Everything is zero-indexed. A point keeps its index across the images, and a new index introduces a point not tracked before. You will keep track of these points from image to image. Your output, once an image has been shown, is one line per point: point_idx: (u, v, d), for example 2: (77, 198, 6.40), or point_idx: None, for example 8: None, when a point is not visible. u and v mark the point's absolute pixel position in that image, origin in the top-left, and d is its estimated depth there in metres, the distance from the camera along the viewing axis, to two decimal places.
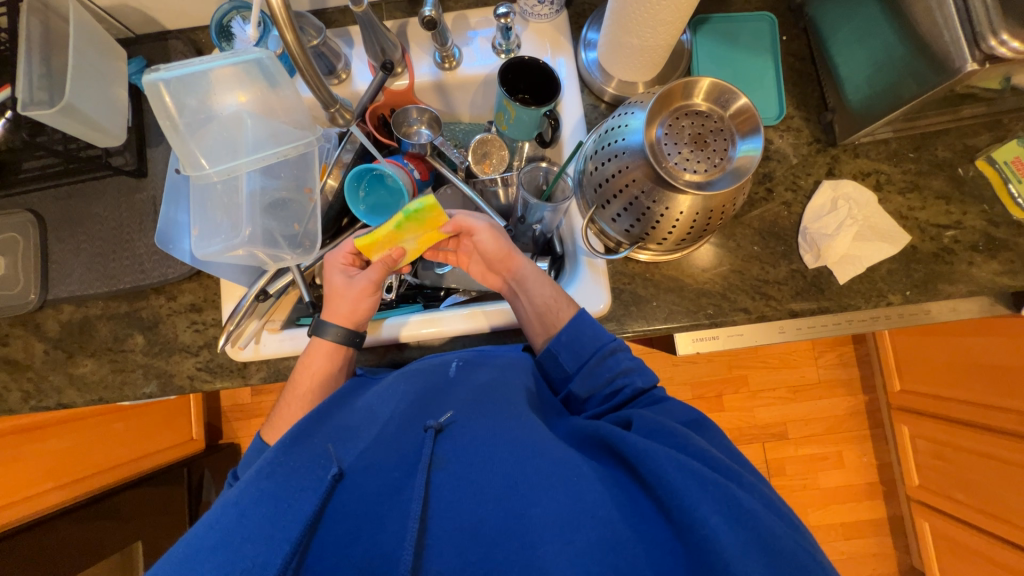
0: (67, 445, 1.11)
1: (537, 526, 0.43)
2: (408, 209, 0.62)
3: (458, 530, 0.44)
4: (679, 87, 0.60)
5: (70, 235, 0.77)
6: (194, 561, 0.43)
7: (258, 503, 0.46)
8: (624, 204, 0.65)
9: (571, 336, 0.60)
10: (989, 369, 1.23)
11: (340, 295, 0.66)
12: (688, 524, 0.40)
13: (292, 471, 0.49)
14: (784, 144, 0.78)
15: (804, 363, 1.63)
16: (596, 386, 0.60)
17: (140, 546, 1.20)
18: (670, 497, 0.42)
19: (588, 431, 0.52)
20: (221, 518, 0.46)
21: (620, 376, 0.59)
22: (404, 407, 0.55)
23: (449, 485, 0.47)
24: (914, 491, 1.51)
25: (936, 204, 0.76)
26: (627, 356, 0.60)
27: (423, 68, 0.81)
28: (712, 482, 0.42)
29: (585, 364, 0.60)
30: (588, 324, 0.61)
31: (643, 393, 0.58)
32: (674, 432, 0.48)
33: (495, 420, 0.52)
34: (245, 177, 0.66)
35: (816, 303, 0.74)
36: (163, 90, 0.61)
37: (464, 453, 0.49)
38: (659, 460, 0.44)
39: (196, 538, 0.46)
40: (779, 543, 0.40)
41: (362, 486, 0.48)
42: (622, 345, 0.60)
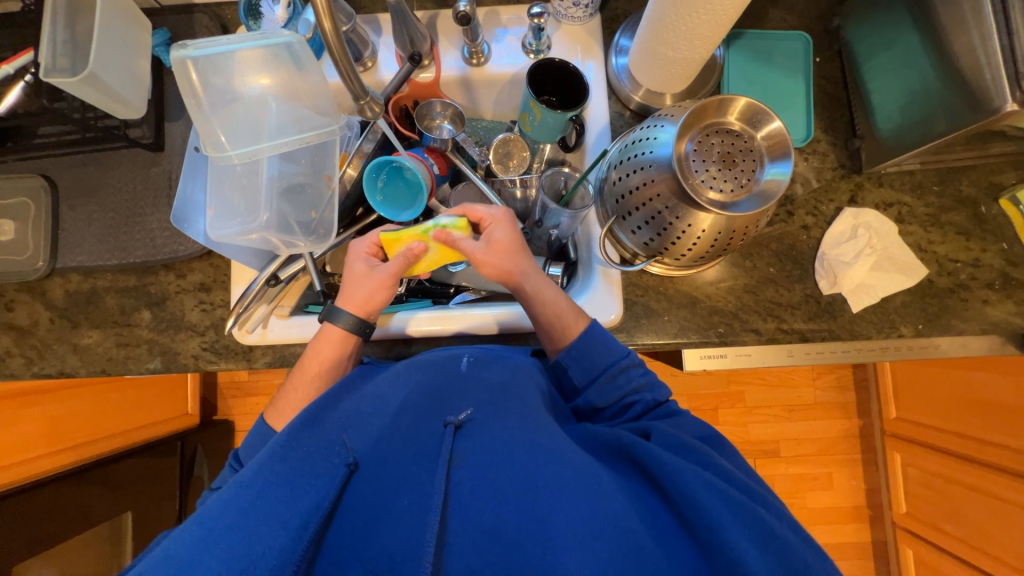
0: (64, 411, 1.10)
1: (558, 532, 0.42)
2: (440, 221, 0.66)
3: (476, 529, 0.44)
4: (714, 104, 0.60)
5: (83, 204, 0.77)
6: (208, 539, 0.43)
7: (274, 486, 0.46)
8: (646, 217, 0.65)
9: (582, 351, 0.60)
10: (990, 405, 1.23)
11: (359, 281, 0.66)
12: (716, 546, 0.40)
13: (308, 456, 0.49)
14: (808, 167, 0.77)
15: (802, 384, 1.63)
16: (608, 400, 0.59)
17: (129, 517, 1.21)
18: (697, 515, 0.42)
19: (604, 439, 0.52)
20: (233, 499, 0.46)
21: (630, 393, 0.59)
22: (422, 400, 0.55)
23: (468, 483, 0.47)
24: (901, 518, 1.52)
25: (956, 239, 0.75)
26: (638, 374, 0.60)
27: (450, 62, 0.79)
28: (740, 504, 0.42)
29: (594, 380, 0.60)
30: (600, 338, 0.60)
31: (654, 406, 0.59)
32: (694, 448, 0.49)
33: (516, 421, 0.52)
34: (266, 162, 0.65)
35: (827, 328, 0.74)
36: (191, 68, 0.60)
37: (484, 452, 0.49)
38: (683, 475, 0.44)
39: (206, 517, 0.45)
40: (807, 570, 0.41)
41: (377, 478, 0.48)
42: (634, 362, 0.60)
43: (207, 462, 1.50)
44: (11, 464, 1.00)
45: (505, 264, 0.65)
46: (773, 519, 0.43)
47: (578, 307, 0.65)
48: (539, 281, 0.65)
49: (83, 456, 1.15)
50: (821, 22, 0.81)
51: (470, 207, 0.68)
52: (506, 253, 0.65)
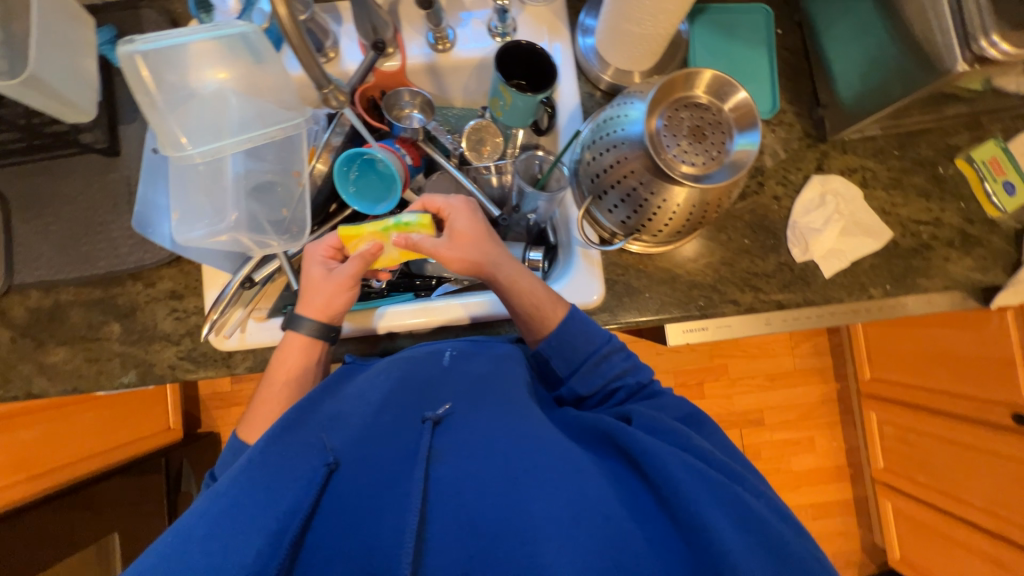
0: (36, 436, 1.05)
1: (539, 521, 0.43)
2: (401, 220, 0.66)
3: (456, 523, 0.44)
4: (680, 78, 0.61)
5: (37, 216, 0.73)
6: (183, 550, 0.42)
7: (251, 493, 0.46)
8: (622, 195, 0.65)
9: (560, 341, 0.61)
10: (954, 359, 1.30)
11: (317, 286, 0.64)
12: (696, 527, 0.42)
13: (286, 460, 0.48)
14: (776, 139, 0.79)
15: (781, 352, 1.68)
16: (594, 388, 0.60)
17: (116, 537, 1.19)
18: (676, 497, 0.44)
19: (588, 425, 0.54)
20: (210, 509, 0.45)
21: (613, 379, 0.60)
22: (403, 398, 0.55)
23: (448, 478, 0.47)
24: (880, 473, 1.59)
25: (917, 201, 0.78)
26: (621, 359, 0.61)
27: (415, 50, 0.78)
28: (717, 484, 0.45)
29: (577, 369, 0.60)
30: (580, 326, 0.61)
31: (638, 389, 0.59)
32: (672, 429, 0.51)
33: (497, 413, 0.53)
34: (230, 159, 0.63)
35: (801, 295, 0.76)
36: (140, 63, 0.57)
37: (463, 447, 0.49)
38: (663, 458, 0.46)
39: (181, 528, 0.44)
40: (785, 545, 0.43)
41: (356, 478, 0.48)
42: (613, 348, 0.61)
43: None
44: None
45: (472, 254, 0.64)
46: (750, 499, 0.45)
47: (557, 295, 0.65)
48: (510, 271, 0.64)
49: (58, 481, 1.10)
50: None
51: (430, 200, 0.68)
52: (470, 244, 0.64)
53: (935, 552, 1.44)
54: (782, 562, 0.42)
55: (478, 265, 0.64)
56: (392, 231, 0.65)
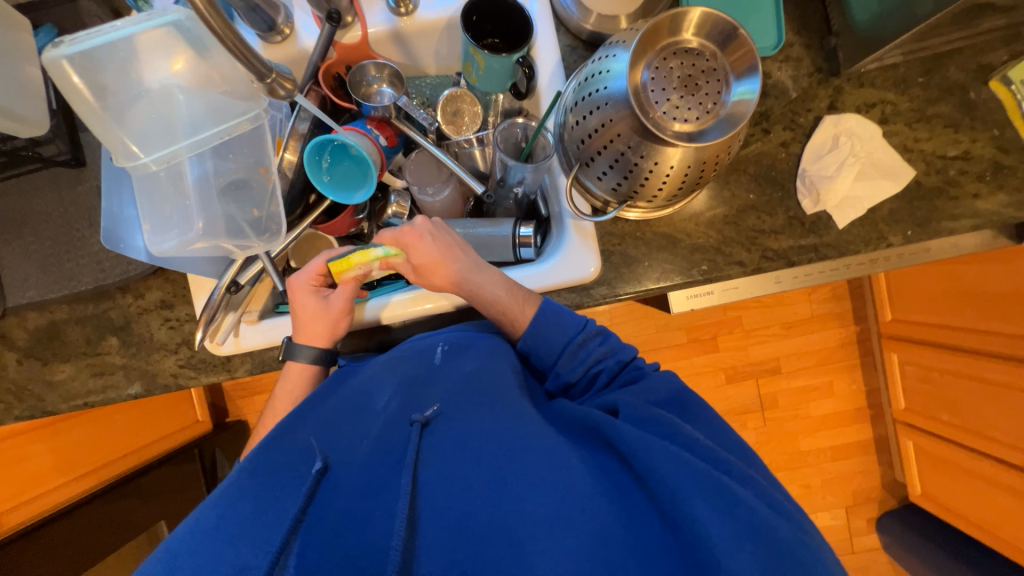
0: (69, 441, 1.11)
1: (524, 522, 0.44)
2: (384, 250, 0.64)
3: (445, 526, 0.45)
4: (666, 22, 0.53)
5: (15, 236, 0.72)
6: (173, 563, 0.44)
7: (239, 502, 0.47)
8: (611, 160, 0.60)
9: (537, 339, 0.62)
10: (981, 294, 1.23)
11: (316, 316, 0.65)
12: (682, 520, 0.42)
13: (275, 469, 0.50)
14: (783, 77, 0.71)
15: (797, 299, 1.63)
16: (576, 374, 0.62)
17: (164, 525, 1.27)
18: (663, 489, 0.44)
19: (578, 419, 0.55)
20: (203, 519, 0.47)
21: (595, 363, 0.62)
22: (394, 402, 0.56)
23: (435, 481, 0.48)
24: (901, 413, 1.57)
25: (944, 133, 0.70)
26: (597, 344, 0.62)
27: (377, 17, 0.70)
28: (704, 475, 0.44)
29: (558, 358, 0.62)
30: (552, 316, 0.61)
31: (620, 370, 0.61)
32: (659, 417, 0.51)
33: (484, 412, 0.53)
34: (188, 163, 0.60)
35: (814, 249, 0.71)
36: (71, 68, 0.53)
37: (450, 449, 0.51)
38: (649, 449, 0.46)
39: (174, 543, 0.45)
40: (775, 535, 0.42)
41: (347, 482, 0.49)
42: (589, 335, 0.62)
43: (228, 463, 1.55)
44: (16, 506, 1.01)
45: (436, 279, 0.64)
46: (740, 489, 0.45)
47: (527, 291, 0.64)
48: (475, 286, 0.63)
49: (98, 480, 1.17)
50: None
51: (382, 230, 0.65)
52: (431, 271, 0.64)
53: (955, 486, 1.45)
54: (774, 554, 0.41)
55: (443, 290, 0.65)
56: (377, 260, 0.64)
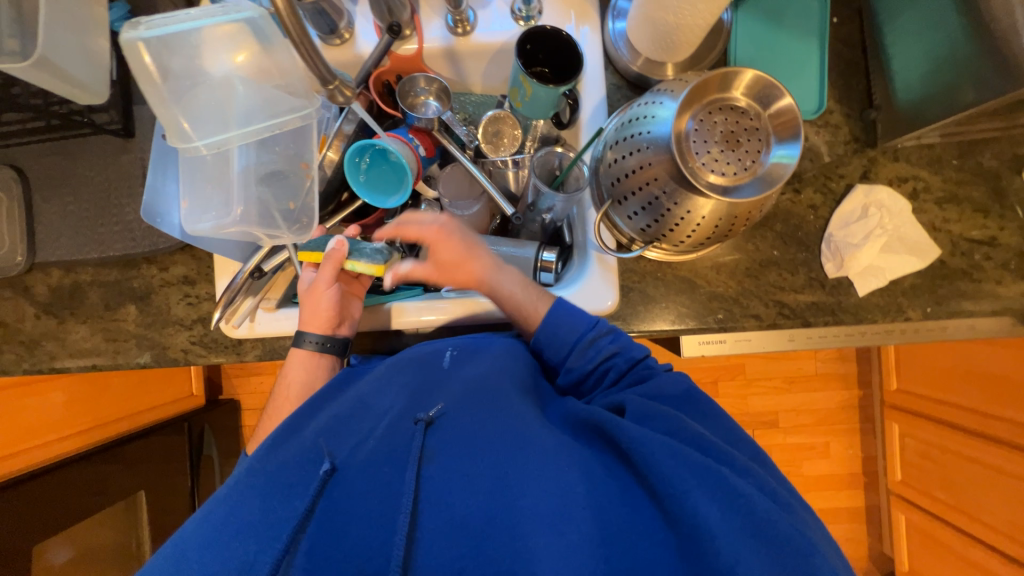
0: (66, 398, 1.15)
1: (527, 516, 0.45)
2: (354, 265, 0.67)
3: (447, 522, 0.47)
4: (717, 78, 0.55)
5: (56, 195, 0.74)
6: (179, 561, 0.47)
7: (249, 500, 0.50)
8: (643, 202, 0.61)
9: (548, 333, 0.62)
10: (992, 378, 1.22)
11: (304, 296, 0.69)
12: (682, 515, 0.43)
13: (284, 467, 0.53)
14: (819, 141, 0.72)
15: (803, 355, 1.62)
16: (586, 367, 0.62)
17: (144, 495, 1.27)
18: (664, 487, 0.44)
19: (581, 417, 0.55)
20: (211, 517, 0.50)
21: (603, 360, 0.61)
22: (401, 402, 0.58)
23: (438, 478, 0.50)
24: (896, 485, 1.55)
25: (973, 217, 0.71)
26: (607, 342, 0.61)
27: (433, 32, 0.73)
28: (704, 468, 0.45)
29: (571, 349, 0.62)
30: (563, 313, 0.62)
31: (631, 367, 0.60)
32: (660, 416, 0.51)
33: (487, 411, 0.55)
34: (237, 152, 0.62)
35: (830, 312, 0.71)
36: (145, 50, 0.55)
37: (452, 447, 0.53)
38: (650, 447, 0.46)
39: (180, 538, 0.49)
40: (777, 528, 0.42)
41: (352, 482, 0.52)
42: (600, 333, 0.61)
43: (214, 441, 1.56)
44: (7, 455, 1.02)
45: (459, 276, 0.67)
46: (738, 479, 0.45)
47: (539, 290, 0.67)
48: (496, 284, 0.66)
49: (87, 441, 1.19)
50: None
51: (407, 224, 0.67)
52: (455, 270, 0.67)
53: (944, 567, 1.42)
54: (775, 550, 0.41)
55: (466, 284, 0.68)
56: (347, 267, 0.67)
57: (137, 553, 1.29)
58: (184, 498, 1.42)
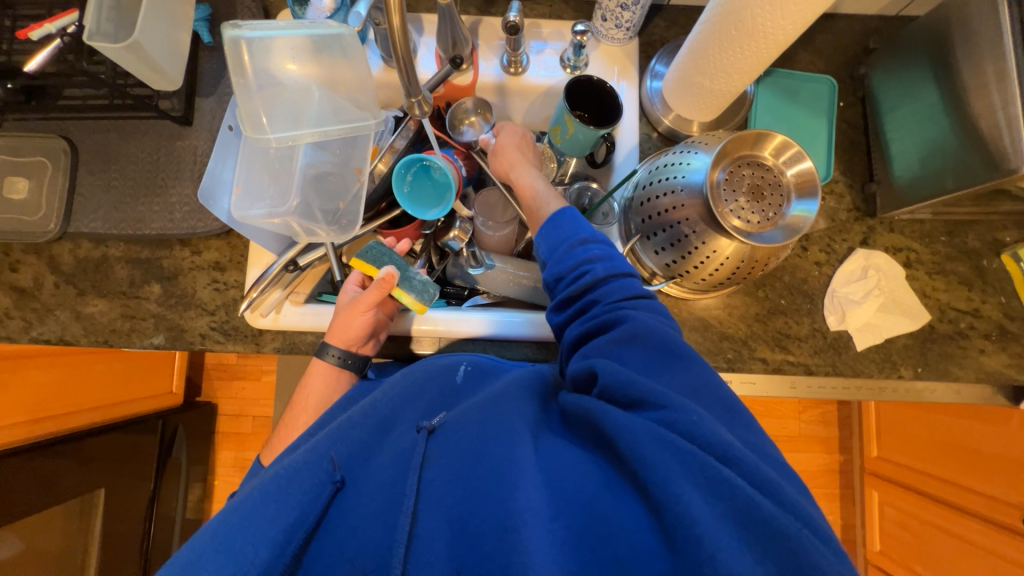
0: (49, 377, 1.08)
1: (518, 510, 0.42)
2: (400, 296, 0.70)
3: (442, 524, 0.45)
4: (750, 137, 0.62)
5: (102, 170, 0.76)
6: (196, 564, 0.44)
7: (260, 505, 0.47)
8: (671, 239, 0.66)
9: (548, 227, 0.61)
10: (968, 450, 1.27)
11: (341, 308, 0.69)
12: (665, 504, 0.40)
13: (296, 472, 0.50)
14: (825, 205, 0.80)
15: (788, 415, 1.66)
16: (563, 271, 0.58)
17: (102, 494, 1.20)
18: (647, 473, 0.41)
19: (574, 409, 0.52)
20: (223, 527, 0.47)
21: (583, 263, 0.57)
22: (413, 414, 0.57)
23: (437, 481, 0.48)
24: (875, 555, 1.55)
25: (958, 289, 0.78)
26: (596, 247, 0.58)
27: (488, 68, 0.81)
28: (690, 454, 0.41)
29: (556, 250, 0.59)
30: (567, 218, 0.61)
31: (608, 275, 0.56)
32: (642, 393, 0.46)
33: (484, 413, 0.53)
34: (302, 149, 0.66)
35: (831, 364, 0.76)
36: (245, 48, 0.61)
37: (453, 451, 0.50)
38: (633, 432, 0.43)
39: (199, 545, 0.46)
40: (773, 522, 0.38)
41: (361, 492, 0.50)
42: (593, 239, 0.59)
43: (186, 445, 1.48)
44: None
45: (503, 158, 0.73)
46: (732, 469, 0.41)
47: (557, 193, 0.69)
48: (525, 173, 0.70)
49: (55, 428, 1.12)
50: (847, 69, 0.84)
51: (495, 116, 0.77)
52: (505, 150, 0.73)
53: None
54: (766, 541, 0.38)
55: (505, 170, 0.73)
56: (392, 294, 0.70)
57: (83, 556, 1.20)
58: (141, 504, 1.33)
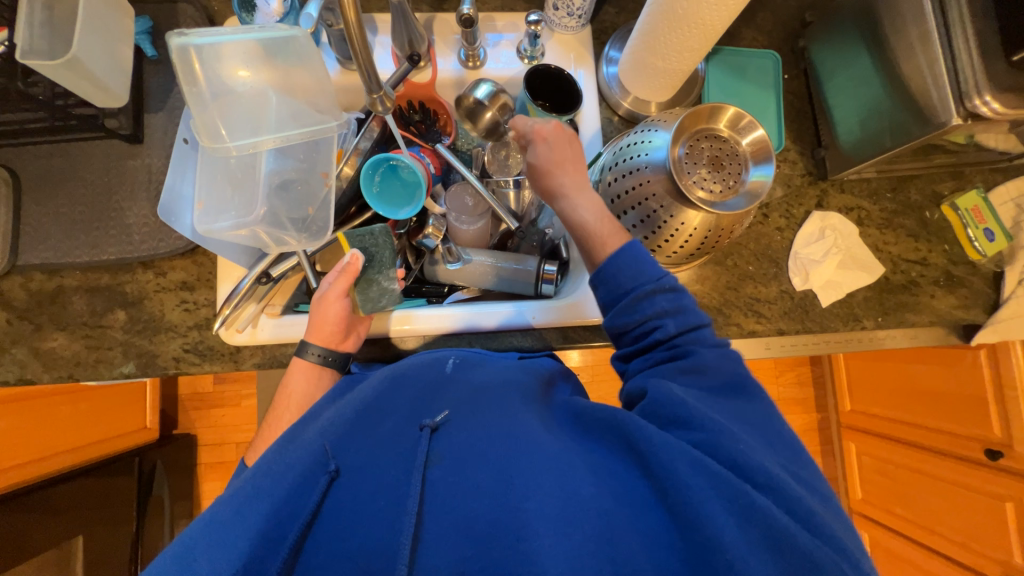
0: (10, 425, 1.02)
1: (531, 518, 0.43)
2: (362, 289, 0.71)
3: (450, 526, 0.45)
4: (705, 111, 0.65)
5: (49, 197, 0.72)
6: (187, 560, 0.43)
7: (254, 501, 0.46)
8: (641, 216, 0.68)
9: (609, 273, 0.56)
10: (930, 393, 1.36)
11: (315, 301, 0.69)
12: (694, 521, 0.41)
13: (288, 466, 0.48)
14: (781, 172, 0.84)
15: (766, 381, 1.72)
16: (630, 323, 0.55)
17: (81, 541, 1.14)
18: (678, 493, 0.42)
19: (598, 419, 0.53)
20: (214, 518, 0.46)
21: (652, 317, 0.54)
22: (408, 408, 0.56)
23: (444, 481, 0.48)
24: (857, 503, 1.63)
25: (906, 241, 0.84)
26: (665, 297, 0.54)
27: (446, 64, 0.81)
28: (725, 479, 0.42)
29: (619, 301, 0.55)
30: (629, 261, 0.55)
31: (680, 329, 0.53)
32: (689, 415, 0.48)
33: (508, 422, 0.53)
34: (265, 156, 0.64)
35: (800, 322, 0.80)
36: (194, 56, 0.59)
37: (461, 453, 0.50)
38: (670, 452, 0.44)
39: (186, 537, 0.45)
40: (795, 543, 0.40)
41: (358, 486, 0.48)
42: (660, 288, 0.54)
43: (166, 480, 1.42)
44: None
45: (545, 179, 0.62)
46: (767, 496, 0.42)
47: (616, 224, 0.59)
48: (576, 198, 0.60)
49: (22, 478, 1.05)
50: (788, 44, 0.89)
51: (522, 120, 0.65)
52: (547, 170, 0.62)
53: None
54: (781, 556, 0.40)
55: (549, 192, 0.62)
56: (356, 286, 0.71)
57: None
58: (124, 548, 1.27)
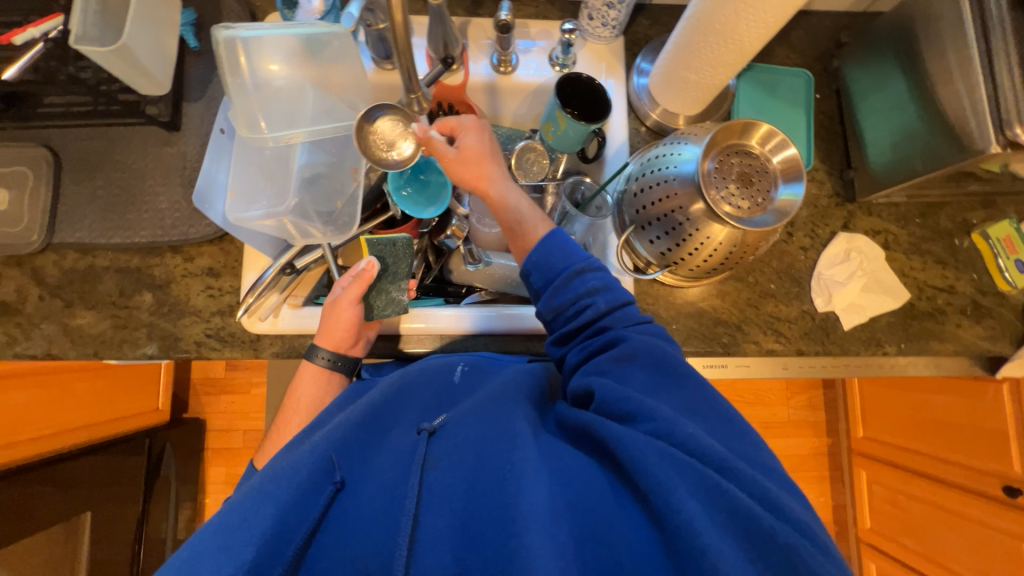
0: (27, 399, 1.04)
1: (524, 513, 0.42)
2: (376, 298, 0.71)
3: (443, 530, 0.44)
4: (738, 126, 0.65)
5: (87, 178, 0.74)
6: (196, 561, 0.44)
7: (259, 507, 0.46)
8: (665, 228, 0.68)
9: (541, 257, 0.59)
10: (948, 425, 1.33)
11: (329, 305, 0.69)
12: (666, 511, 0.41)
13: (294, 471, 0.48)
14: (808, 192, 0.84)
15: (777, 402, 1.69)
16: (563, 305, 0.58)
17: (89, 518, 1.16)
18: (649, 482, 0.42)
19: (575, 426, 0.53)
20: (223, 526, 0.46)
21: (584, 296, 0.57)
22: (415, 414, 0.57)
23: (439, 483, 0.48)
24: (866, 532, 1.59)
25: (934, 267, 0.82)
26: (594, 278, 0.58)
27: (479, 68, 0.82)
28: (689, 465, 0.43)
29: (552, 283, 0.58)
30: (558, 245, 0.59)
31: (609, 308, 0.57)
32: (636, 409, 0.48)
33: (486, 418, 0.53)
34: (299, 149, 0.66)
35: (820, 344, 0.79)
36: (239, 48, 0.61)
37: (456, 455, 0.50)
38: (636, 444, 0.44)
39: (198, 541, 0.46)
40: (767, 532, 0.40)
41: (363, 494, 0.49)
42: (589, 267, 0.58)
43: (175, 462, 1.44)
44: None
45: (472, 168, 0.64)
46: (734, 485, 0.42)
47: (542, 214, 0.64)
48: (506, 188, 0.64)
49: (37, 451, 1.08)
50: (821, 63, 0.89)
51: (444, 118, 0.67)
52: (474, 159, 0.64)
53: None
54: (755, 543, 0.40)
55: (477, 180, 0.64)
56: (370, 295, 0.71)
57: None
58: (130, 526, 1.28)
